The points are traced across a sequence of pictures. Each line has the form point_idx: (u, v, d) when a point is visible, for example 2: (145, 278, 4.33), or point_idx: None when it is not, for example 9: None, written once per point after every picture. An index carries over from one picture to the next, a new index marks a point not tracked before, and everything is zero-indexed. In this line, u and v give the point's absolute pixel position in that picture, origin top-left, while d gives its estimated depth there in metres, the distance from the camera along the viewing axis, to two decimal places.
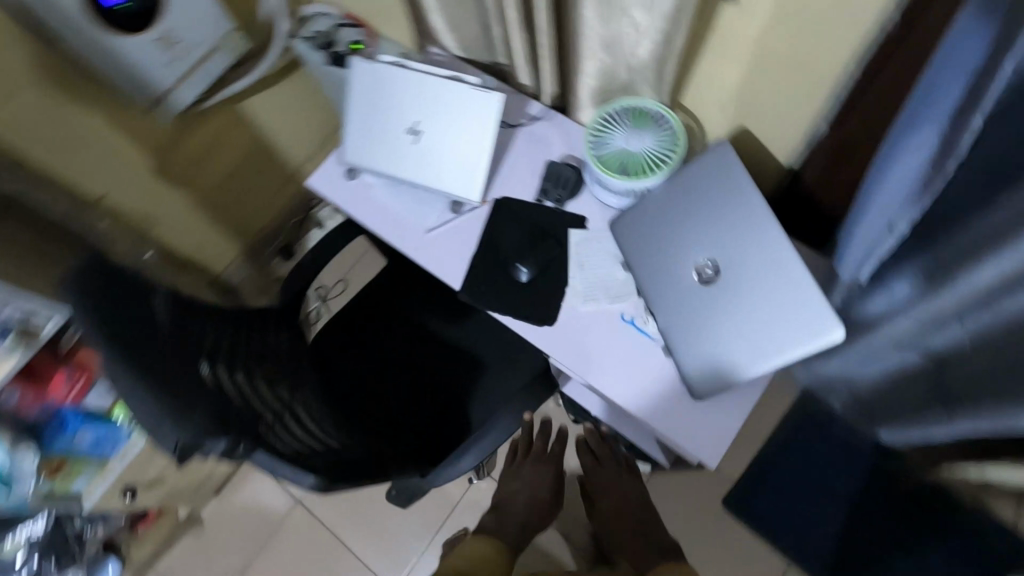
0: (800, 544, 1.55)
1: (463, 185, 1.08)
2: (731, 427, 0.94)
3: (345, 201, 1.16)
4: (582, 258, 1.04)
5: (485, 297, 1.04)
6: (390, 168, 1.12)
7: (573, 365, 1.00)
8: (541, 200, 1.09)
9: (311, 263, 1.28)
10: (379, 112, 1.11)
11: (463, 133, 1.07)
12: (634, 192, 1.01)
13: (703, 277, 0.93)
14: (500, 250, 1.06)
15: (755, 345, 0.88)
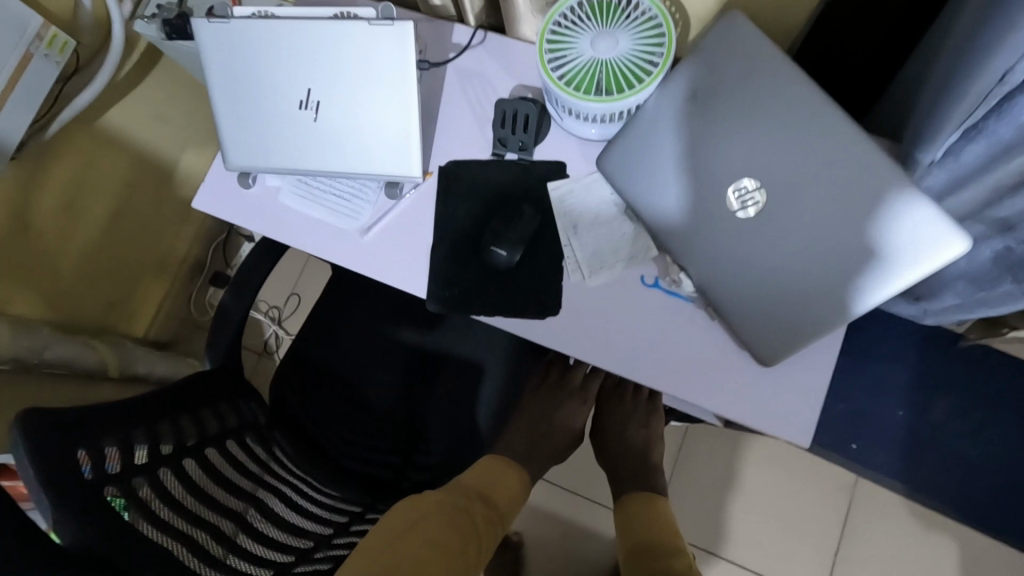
0: (866, 459, 1.39)
1: (393, 160, 0.81)
2: (818, 387, 0.73)
3: (249, 218, 0.88)
4: (571, 217, 0.80)
5: (463, 300, 0.80)
6: (294, 162, 0.84)
7: (597, 359, 0.77)
8: (501, 154, 0.83)
9: (237, 303, 1.02)
10: (256, 90, 0.82)
11: (375, 90, 0.79)
12: (619, 114, 0.75)
13: (746, 206, 0.69)
14: (465, 235, 0.82)
15: (840, 283, 0.66)
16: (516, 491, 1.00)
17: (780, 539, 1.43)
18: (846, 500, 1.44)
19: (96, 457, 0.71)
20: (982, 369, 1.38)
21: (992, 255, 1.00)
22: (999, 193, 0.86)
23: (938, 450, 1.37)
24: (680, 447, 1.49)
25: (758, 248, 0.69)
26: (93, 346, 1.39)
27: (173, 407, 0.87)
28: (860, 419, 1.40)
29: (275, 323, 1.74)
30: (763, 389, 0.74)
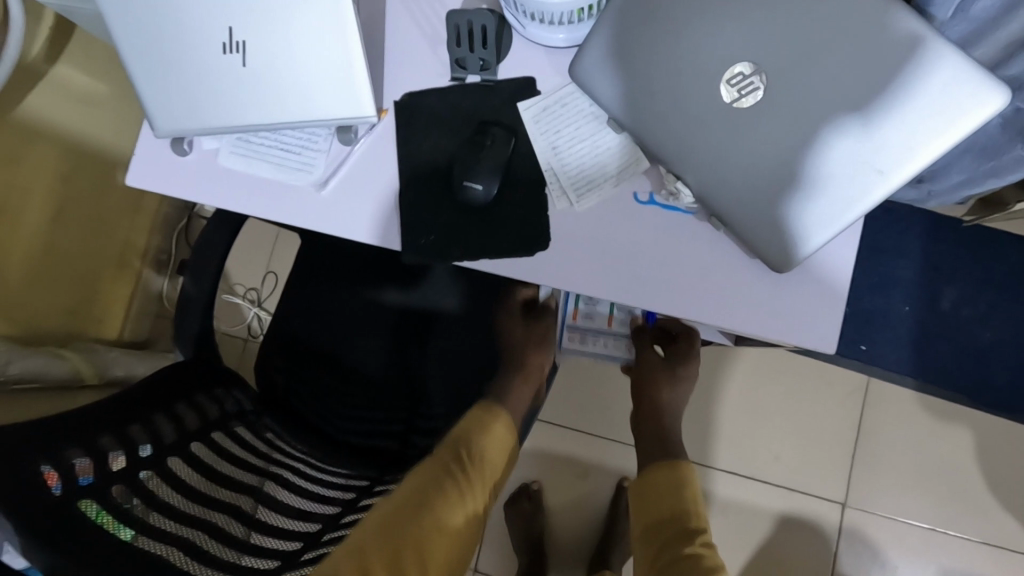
0: (880, 357, 1.35)
1: (339, 99, 0.71)
2: (839, 290, 0.67)
3: (192, 190, 0.79)
4: (550, 139, 0.72)
5: (442, 246, 0.73)
6: (231, 117, 0.74)
7: (596, 291, 0.71)
8: (461, 78, 0.74)
9: (197, 287, 0.93)
10: (170, 41, 0.71)
11: (305, 17, 0.68)
12: (589, 10, 0.67)
13: (744, 96, 0.62)
14: (434, 173, 0.74)
15: (860, 164, 0.59)
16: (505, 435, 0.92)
17: (799, 450, 1.42)
18: (860, 402, 1.42)
19: (65, 470, 0.64)
20: (986, 252, 1.34)
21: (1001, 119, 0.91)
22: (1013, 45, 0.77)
23: (950, 341, 1.34)
24: None
25: (766, 136, 0.62)
26: (62, 357, 1.31)
27: (145, 405, 0.80)
28: (873, 323, 1.36)
29: (254, 306, 1.66)
30: (779, 295, 0.68)
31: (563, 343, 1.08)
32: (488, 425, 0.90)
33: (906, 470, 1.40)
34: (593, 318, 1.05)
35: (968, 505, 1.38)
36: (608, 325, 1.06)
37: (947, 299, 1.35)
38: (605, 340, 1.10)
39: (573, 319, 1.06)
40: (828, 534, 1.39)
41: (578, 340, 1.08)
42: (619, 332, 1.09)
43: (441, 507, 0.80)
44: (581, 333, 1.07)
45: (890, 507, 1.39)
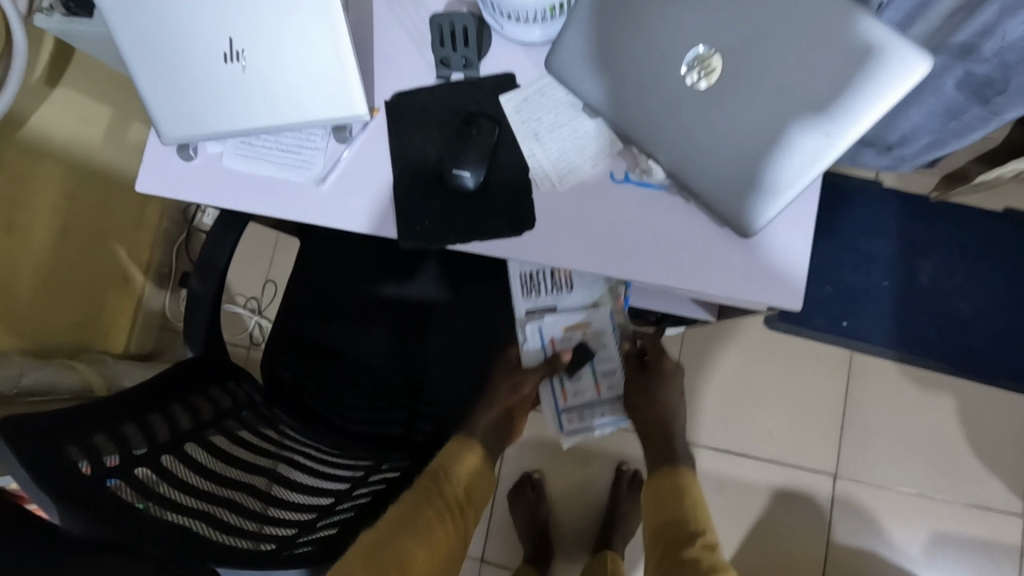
0: (864, 330, 1.45)
1: (334, 100, 0.77)
2: (804, 248, 0.73)
3: (200, 193, 0.84)
4: (531, 127, 0.77)
5: (436, 231, 0.78)
6: (232, 121, 0.79)
7: (581, 265, 0.76)
8: (446, 76, 0.79)
9: (205, 286, 0.98)
10: (175, 54, 0.76)
11: (301, 25, 0.74)
12: (559, 7, 0.73)
13: (704, 76, 0.68)
14: (426, 164, 0.79)
15: (811, 132, 0.65)
16: (480, 471, 1.01)
17: (790, 424, 1.47)
18: (846, 376, 1.47)
19: (94, 455, 0.68)
20: (953, 226, 1.46)
21: (954, 85, 1.00)
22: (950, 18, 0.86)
23: (926, 309, 1.44)
24: (681, 352, 1.50)
25: (726, 112, 0.67)
26: (73, 368, 1.35)
27: (164, 396, 0.84)
28: (854, 297, 1.45)
29: (256, 314, 1.70)
30: (750, 258, 0.73)
31: (565, 425, 1.19)
32: (464, 458, 0.98)
33: (895, 439, 1.44)
34: (582, 392, 1.16)
35: (957, 470, 1.42)
36: (598, 395, 1.17)
37: (923, 271, 1.45)
38: (602, 410, 1.19)
39: (566, 400, 1.18)
40: (822, 504, 1.44)
41: (579, 418, 1.19)
42: (611, 399, 1.17)
43: (422, 530, 0.86)
44: (577, 410, 1.18)
45: (882, 475, 1.43)
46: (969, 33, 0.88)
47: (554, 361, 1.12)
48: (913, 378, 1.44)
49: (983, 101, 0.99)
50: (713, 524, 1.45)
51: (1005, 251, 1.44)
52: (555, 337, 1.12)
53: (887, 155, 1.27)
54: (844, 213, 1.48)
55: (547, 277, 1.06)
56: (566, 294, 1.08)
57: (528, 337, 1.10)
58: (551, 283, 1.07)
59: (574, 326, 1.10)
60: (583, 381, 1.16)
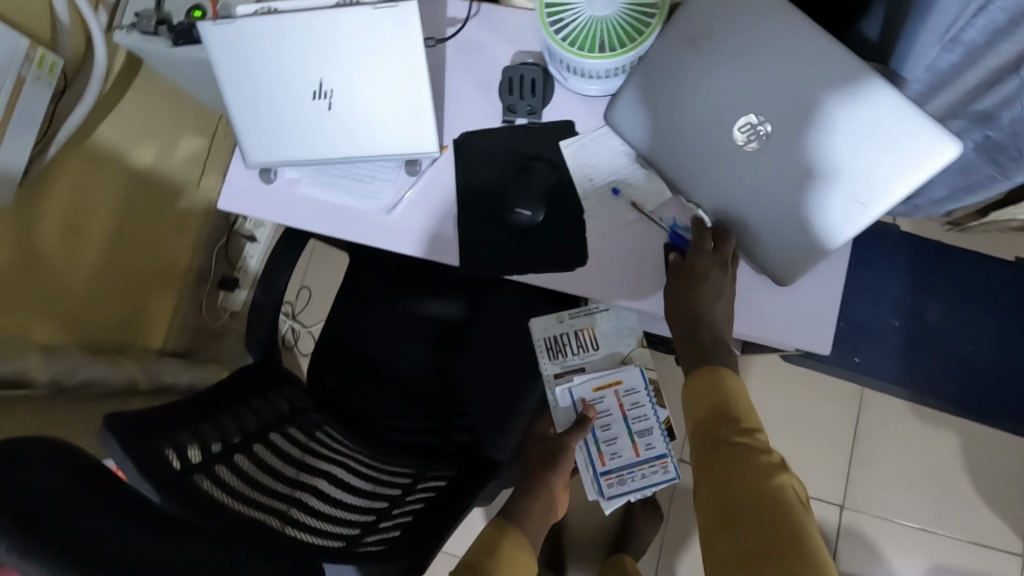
0: (874, 368, 1.51)
1: (408, 137, 0.85)
2: (835, 297, 0.79)
3: (277, 214, 0.91)
4: (587, 172, 0.84)
5: (496, 262, 0.85)
6: (314, 150, 0.87)
7: (629, 301, 0.83)
8: (511, 121, 0.87)
9: (268, 297, 1.05)
10: (267, 88, 0.84)
11: (385, 71, 0.81)
12: (622, 68, 0.80)
13: (752, 140, 0.74)
14: (488, 199, 0.86)
15: (850, 197, 0.71)
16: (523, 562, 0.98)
17: (800, 453, 1.53)
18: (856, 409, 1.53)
19: (180, 451, 0.75)
20: (965, 269, 1.52)
21: (975, 146, 1.08)
22: (974, 87, 0.94)
23: (937, 350, 1.51)
24: None
25: (772, 174, 0.74)
26: (120, 363, 1.42)
27: (233, 399, 0.91)
28: (867, 334, 1.52)
29: (290, 318, 1.77)
30: (787, 305, 0.80)
31: (604, 490, 1.11)
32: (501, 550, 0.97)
33: (900, 474, 1.49)
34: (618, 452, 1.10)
35: (959, 507, 1.47)
36: (636, 455, 1.10)
37: (935, 313, 1.52)
38: (641, 471, 1.10)
39: (603, 463, 1.11)
40: (827, 532, 1.49)
41: (619, 482, 1.11)
42: (649, 459, 1.11)
43: None
44: (616, 473, 1.11)
45: (887, 508, 1.49)
46: (988, 102, 0.96)
47: (585, 421, 1.08)
48: (920, 415, 1.50)
49: (998, 165, 1.07)
50: None
51: (1014, 296, 1.50)
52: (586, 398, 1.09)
53: (904, 205, 1.36)
54: (860, 254, 1.55)
55: (570, 338, 1.08)
56: (592, 354, 1.09)
57: (557, 398, 1.08)
58: (577, 345, 1.08)
59: (605, 385, 1.08)
60: (618, 440, 1.11)
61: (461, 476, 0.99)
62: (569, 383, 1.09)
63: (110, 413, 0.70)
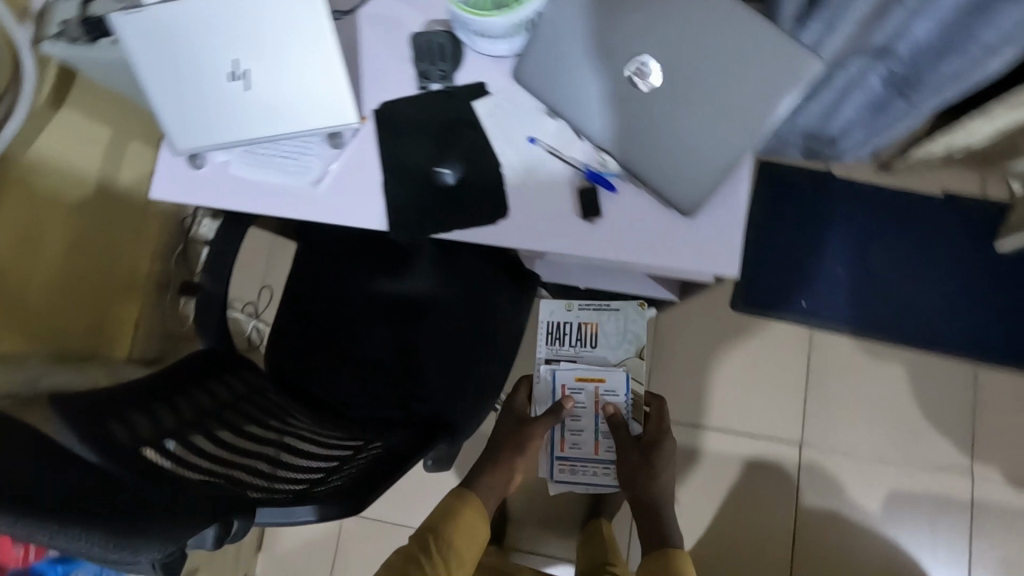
0: (820, 310, 1.58)
1: (327, 109, 0.87)
2: (741, 220, 0.82)
3: (211, 198, 0.94)
4: (503, 132, 0.88)
5: (423, 223, 0.87)
6: (238, 131, 0.89)
7: (552, 244, 0.86)
8: (426, 87, 0.90)
9: (216, 285, 1.07)
10: (186, 74, 0.86)
11: (297, 46, 0.84)
12: (523, 25, 0.83)
13: (643, 80, 0.79)
14: (411, 163, 0.89)
15: (734, 122, 0.77)
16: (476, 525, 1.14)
17: (758, 398, 1.58)
18: (808, 350, 1.58)
19: (127, 426, 0.77)
20: (898, 208, 1.59)
21: (879, 81, 1.14)
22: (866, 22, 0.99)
23: (878, 287, 1.57)
24: (656, 336, 1.62)
25: (664, 110, 0.79)
26: (84, 371, 1.44)
27: (185, 382, 0.93)
28: (811, 278, 1.59)
29: (254, 318, 1.79)
30: (691, 232, 0.83)
31: (556, 472, 1.48)
32: (459, 514, 1.13)
33: (854, 407, 1.56)
34: (583, 447, 1.45)
35: (911, 435, 1.53)
36: (593, 452, 1.46)
37: (872, 253, 1.59)
38: (594, 470, 1.46)
39: (562, 449, 1.47)
40: (789, 470, 1.55)
41: (570, 470, 1.48)
42: (603, 462, 1.45)
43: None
44: (569, 461, 1.47)
45: (845, 442, 1.55)
46: (883, 36, 1.02)
47: (559, 408, 1.38)
48: (868, 350, 1.57)
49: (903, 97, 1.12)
50: (690, 495, 1.56)
51: (945, 229, 1.58)
52: (566, 383, 1.45)
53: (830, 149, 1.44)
54: (798, 202, 1.62)
55: (573, 331, 1.47)
56: (589, 350, 1.46)
57: (542, 378, 1.46)
58: (577, 336, 1.47)
59: (590, 378, 1.43)
60: (584, 437, 1.45)
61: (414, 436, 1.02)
62: (558, 366, 1.46)
63: (53, 394, 0.73)
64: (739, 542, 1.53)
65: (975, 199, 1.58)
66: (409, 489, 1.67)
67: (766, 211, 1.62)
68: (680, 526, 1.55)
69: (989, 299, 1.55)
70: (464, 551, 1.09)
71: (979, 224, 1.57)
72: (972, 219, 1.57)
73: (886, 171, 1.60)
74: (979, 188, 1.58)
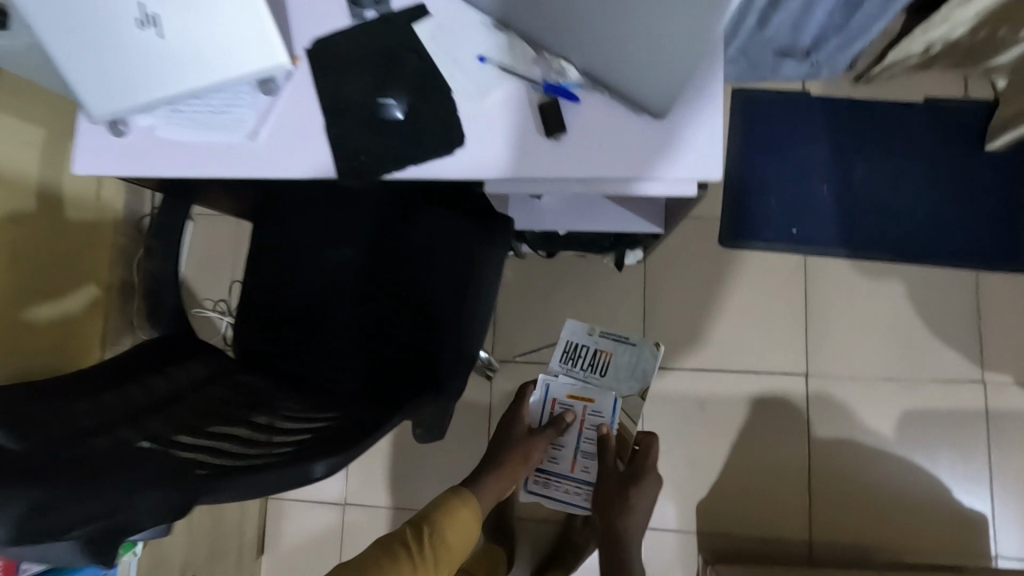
0: (811, 235, 1.52)
1: (253, 50, 0.78)
2: (718, 115, 0.76)
3: (143, 167, 0.85)
4: (448, 53, 0.80)
5: (373, 163, 0.79)
6: (158, 85, 0.79)
7: (518, 169, 0.78)
8: (361, 16, 0.82)
9: (166, 267, 0.99)
10: (89, 25, 0.77)
11: None
12: None
13: None
14: (355, 101, 0.81)
15: None
16: (467, 527, 1.09)
17: (757, 335, 1.52)
18: (803, 279, 1.52)
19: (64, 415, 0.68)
20: (880, 122, 1.53)
21: None
22: None
23: (868, 205, 1.51)
24: (646, 284, 1.56)
25: None
26: None
27: (140, 371, 0.85)
28: (799, 204, 1.53)
29: (227, 316, 1.69)
30: (644, 131, 0.76)
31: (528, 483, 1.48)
32: (454, 510, 1.10)
33: (857, 332, 1.50)
34: (560, 462, 1.46)
35: (917, 354, 1.48)
36: (569, 469, 1.46)
37: (858, 171, 1.52)
38: (566, 485, 1.47)
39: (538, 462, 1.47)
40: (798, 403, 1.49)
41: (541, 483, 1.48)
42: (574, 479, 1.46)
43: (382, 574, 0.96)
44: (543, 477, 1.47)
45: (850, 369, 1.49)
46: None
47: (558, 425, 1.39)
48: (866, 270, 1.51)
49: None
50: (699, 441, 1.50)
51: (930, 138, 1.52)
52: (557, 398, 1.46)
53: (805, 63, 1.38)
54: (777, 128, 1.55)
55: (587, 356, 1.49)
56: (596, 376, 1.48)
57: (540, 390, 1.47)
58: (590, 362, 1.49)
59: (580, 396, 1.45)
60: (562, 455, 1.46)
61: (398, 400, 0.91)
62: (557, 379, 1.47)
63: None
64: (754, 483, 1.48)
65: (959, 101, 1.52)
66: (409, 471, 1.61)
67: (745, 141, 1.56)
68: (690, 474, 1.49)
69: (983, 204, 1.49)
70: (456, 548, 1.06)
71: (964, 129, 1.51)
72: (957, 125, 1.51)
73: (864, 85, 1.54)
74: (961, 92, 1.52)
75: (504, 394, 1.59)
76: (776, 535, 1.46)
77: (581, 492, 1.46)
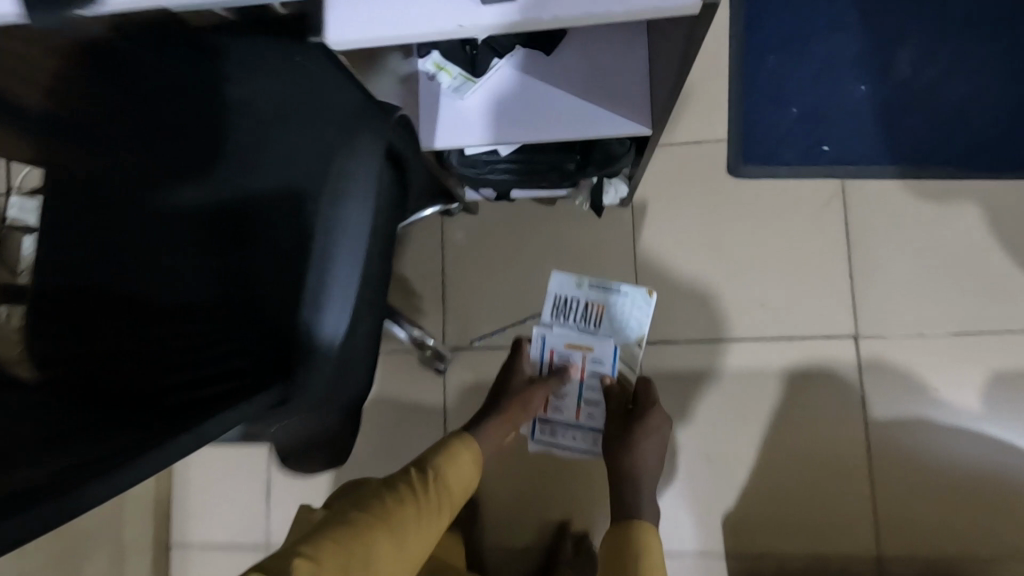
0: (847, 152, 1.14)
1: None
2: None
3: None
4: None
5: None
6: None
7: None
8: None
9: None
10: None
11: None
12: None
13: None
14: None
15: None
16: (470, 475, 0.87)
17: (785, 288, 1.14)
18: (842, 209, 1.14)
19: None
20: None
21: None
22: None
23: (921, 105, 1.13)
24: (634, 231, 1.18)
25: None
26: None
27: None
28: (828, 112, 1.15)
29: None
30: None
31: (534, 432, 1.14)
32: (454, 450, 0.87)
33: (917, 273, 1.13)
34: (563, 410, 1.13)
35: (998, 296, 1.11)
36: (576, 417, 1.14)
37: (904, 61, 1.14)
38: (574, 433, 1.14)
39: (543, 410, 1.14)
40: (846, 375, 1.12)
41: (548, 431, 1.14)
42: (587, 427, 1.14)
43: (391, 517, 0.73)
44: (550, 425, 1.14)
45: (910, 323, 1.12)
46: None
47: (563, 373, 1.11)
48: (923, 193, 1.13)
49: None
50: (718, 433, 1.14)
51: (995, 10, 1.14)
52: (556, 349, 1.14)
53: None
54: (791, 13, 1.17)
55: (578, 308, 1.16)
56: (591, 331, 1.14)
57: (534, 341, 1.14)
58: (582, 316, 1.16)
59: (578, 346, 1.13)
60: (567, 399, 1.14)
61: (190, 415, 0.46)
62: (547, 331, 1.14)
63: None
64: (796, 483, 1.11)
65: None
66: None
67: (749, 35, 1.18)
68: (708, 476, 1.13)
69: None
70: (461, 496, 0.84)
71: None
72: None
73: None
74: None
75: (459, 390, 1.22)
76: (830, 550, 1.10)
77: (589, 441, 1.14)
